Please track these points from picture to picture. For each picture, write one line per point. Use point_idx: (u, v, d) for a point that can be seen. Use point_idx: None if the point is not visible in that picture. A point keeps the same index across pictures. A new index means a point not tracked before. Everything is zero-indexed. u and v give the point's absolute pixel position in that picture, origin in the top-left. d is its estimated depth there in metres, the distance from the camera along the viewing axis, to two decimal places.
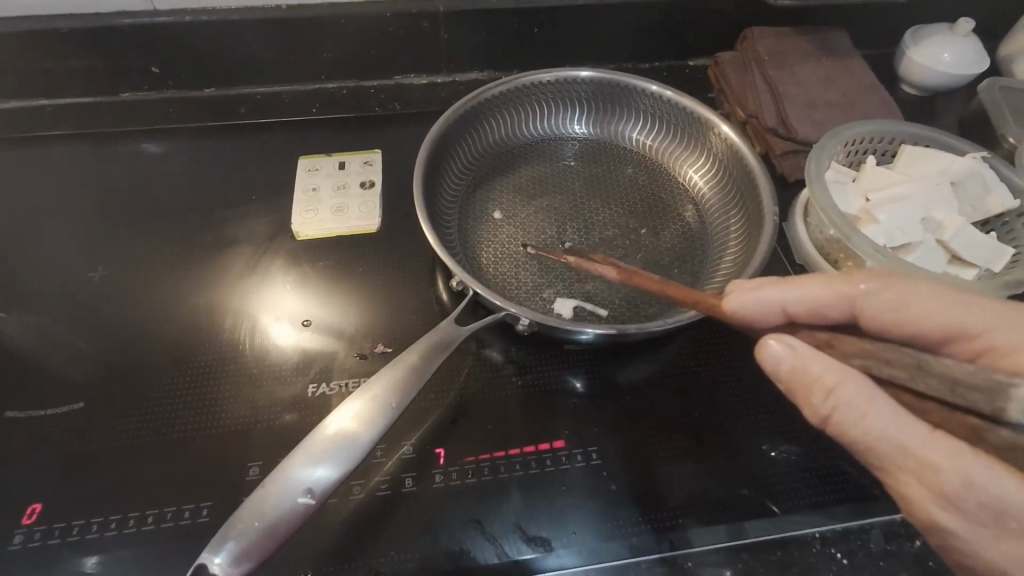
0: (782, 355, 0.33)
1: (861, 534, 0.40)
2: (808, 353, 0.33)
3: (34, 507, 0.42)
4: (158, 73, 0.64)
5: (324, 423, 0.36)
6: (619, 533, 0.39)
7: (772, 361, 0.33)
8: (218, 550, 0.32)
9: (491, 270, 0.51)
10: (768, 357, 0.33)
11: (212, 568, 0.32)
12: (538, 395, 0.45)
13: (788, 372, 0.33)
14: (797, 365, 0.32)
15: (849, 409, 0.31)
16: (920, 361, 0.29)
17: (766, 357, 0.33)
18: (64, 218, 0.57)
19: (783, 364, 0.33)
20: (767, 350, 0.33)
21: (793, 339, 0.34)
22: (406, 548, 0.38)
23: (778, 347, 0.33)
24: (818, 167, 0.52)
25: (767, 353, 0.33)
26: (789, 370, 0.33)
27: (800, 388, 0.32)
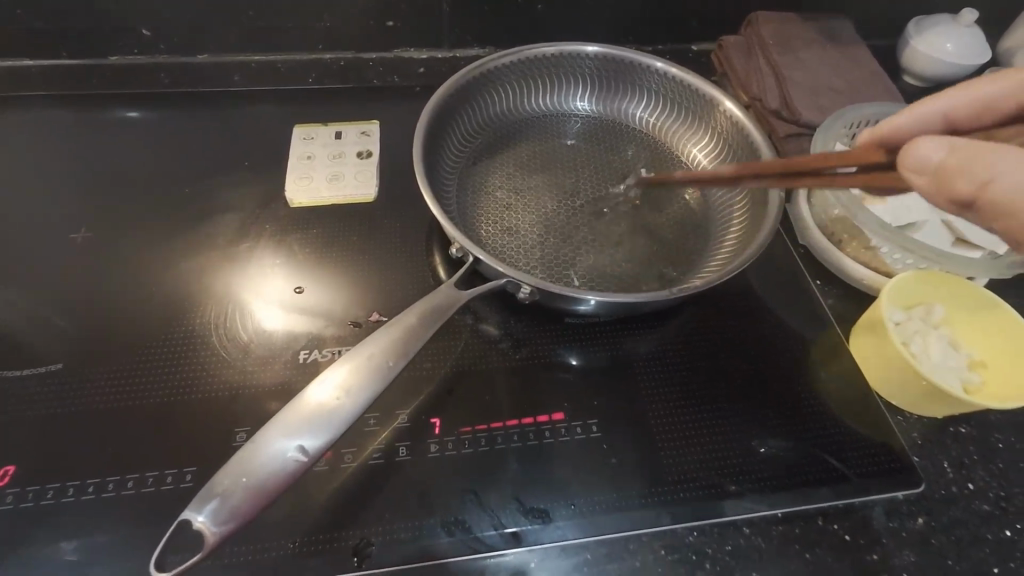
0: (935, 148, 0.31)
1: (864, 511, 0.38)
2: (960, 146, 0.31)
3: (8, 469, 0.40)
4: (148, 36, 0.62)
5: (310, 390, 0.34)
6: (617, 507, 0.38)
7: (927, 160, 0.30)
8: (202, 507, 0.31)
9: (491, 241, 0.50)
10: (918, 159, 0.31)
11: (196, 526, 0.30)
12: (536, 368, 0.44)
13: (949, 162, 0.30)
14: (953, 151, 0.30)
15: (998, 184, 0.30)
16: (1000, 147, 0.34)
17: (909, 161, 0.31)
18: (46, 181, 0.55)
19: (938, 153, 0.31)
20: (916, 150, 0.31)
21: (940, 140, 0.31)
22: (398, 517, 0.37)
23: (929, 139, 0.31)
24: (824, 148, 0.51)
25: (914, 155, 0.31)
26: (940, 166, 0.30)
27: (949, 177, 0.30)
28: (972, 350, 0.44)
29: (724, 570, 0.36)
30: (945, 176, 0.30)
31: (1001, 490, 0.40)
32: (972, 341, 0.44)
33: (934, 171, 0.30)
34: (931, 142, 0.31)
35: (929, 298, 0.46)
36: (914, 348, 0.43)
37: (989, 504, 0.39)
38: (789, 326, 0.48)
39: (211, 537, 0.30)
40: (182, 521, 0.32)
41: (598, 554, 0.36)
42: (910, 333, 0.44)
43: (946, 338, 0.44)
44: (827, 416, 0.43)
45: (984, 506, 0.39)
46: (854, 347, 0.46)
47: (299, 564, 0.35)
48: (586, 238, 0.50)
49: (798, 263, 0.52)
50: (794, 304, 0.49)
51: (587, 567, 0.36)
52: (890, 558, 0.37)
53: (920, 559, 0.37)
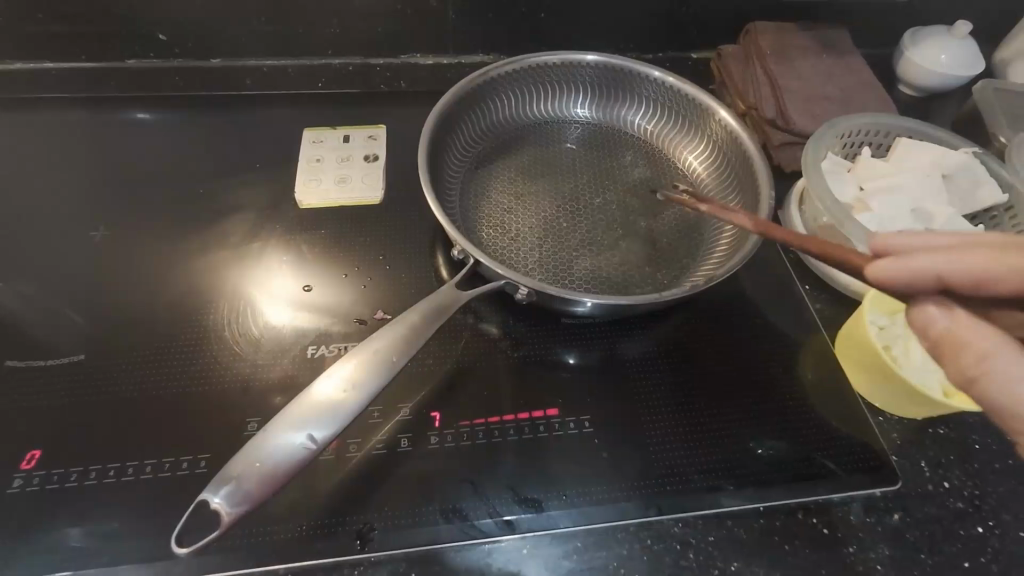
0: (940, 314, 0.29)
1: (842, 506, 0.40)
2: (970, 319, 0.29)
3: (34, 453, 0.42)
4: (164, 41, 0.64)
5: (320, 380, 0.36)
6: (607, 498, 0.40)
7: (927, 326, 0.29)
8: (218, 490, 0.33)
9: (491, 243, 0.51)
10: (919, 321, 0.30)
11: (213, 506, 0.33)
12: (533, 366, 0.46)
13: (945, 334, 0.29)
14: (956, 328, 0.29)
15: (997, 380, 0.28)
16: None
17: (914, 320, 0.30)
18: (67, 180, 0.57)
19: (940, 320, 0.29)
20: (919, 313, 0.30)
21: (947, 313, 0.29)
22: (398, 505, 0.39)
23: (933, 303, 0.29)
24: (815, 159, 0.52)
25: (918, 316, 0.30)
26: (938, 337, 0.29)
27: (946, 349, 0.29)
28: None
29: (706, 560, 0.38)
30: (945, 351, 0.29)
31: (975, 489, 0.42)
32: None
33: (933, 340, 0.29)
34: (939, 307, 0.29)
35: None
36: (896, 351, 0.45)
37: (962, 502, 0.41)
38: (777, 329, 0.50)
39: (226, 518, 0.33)
40: (198, 502, 0.35)
41: (588, 543, 0.38)
42: (893, 338, 0.46)
43: None
44: (811, 416, 0.45)
45: (958, 504, 0.41)
46: (839, 350, 0.48)
47: (305, 546, 0.37)
48: (583, 241, 0.52)
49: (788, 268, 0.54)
50: (782, 308, 0.51)
51: (577, 555, 0.38)
52: (866, 551, 0.39)
53: (894, 553, 0.39)
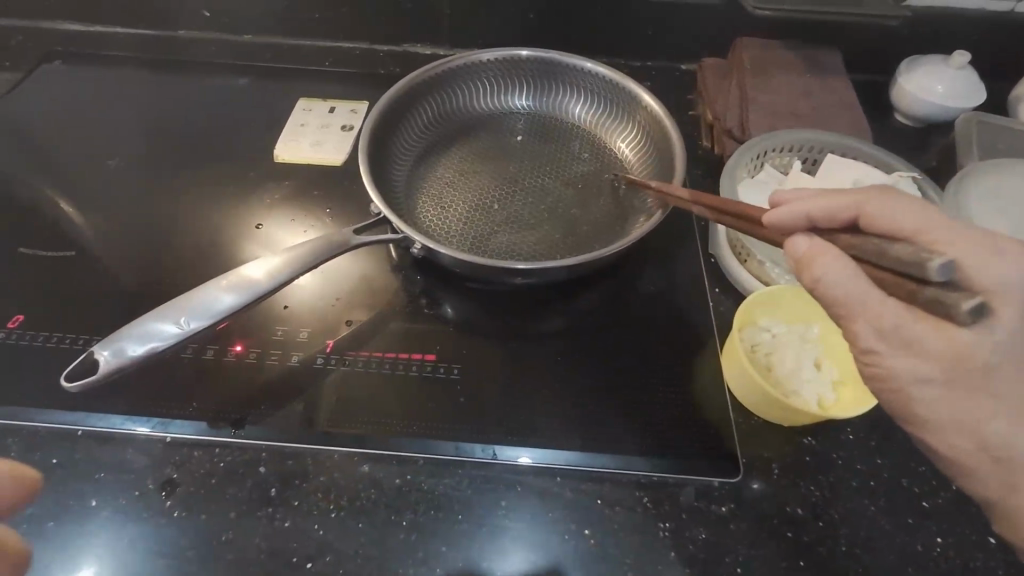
0: (804, 241, 0.35)
1: (675, 487, 0.42)
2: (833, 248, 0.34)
3: (19, 318, 0.51)
4: (208, 17, 0.76)
5: (243, 267, 0.44)
6: (453, 436, 0.44)
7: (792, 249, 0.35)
8: (106, 345, 0.40)
9: (423, 213, 0.57)
10: (789, 245, 0.36)
11: (98, 356, 0.40)
12: (426, 315, 0.51)
13: (806, 255, 0.35)
14: (816, 247, 0.35)
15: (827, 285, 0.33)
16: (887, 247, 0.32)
17: (787, 246, 0.36)
18: (108, 121, 0.69)
19: (802, 245, 0.35)
20: (791, 241, 0.36)
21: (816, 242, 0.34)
22: (273, 407, 0.45)
23: (797, 235, 0.36)
24: (738, 166, 0.53)
25: (790, 243, 0.36)
26: (800, 257, 0.35)
27: (804, 266, 0.35)
28: (834, 370, 0.46)
29: (527, 506, 0.41)
30: (801, 266, 0.35)
31: (819, 499, 0.42)
32: (836, 363, 0.46)
33: (797, 258, 0.35)
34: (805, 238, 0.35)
35: (806, 316, 0.48)
36: (775, 359, 0.46)
37: (801, 509, 0.41)
38: (673, 322, 0.51)
39: (103, 368, 0.40)
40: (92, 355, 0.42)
41: (425, 469, 0.43)
42: (775, 345, 0.47)
43: (811, 356, 0.46)
44: (677, 402, 0.46)
45: (795, 509, 0.41)
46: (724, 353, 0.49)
47: (190, 423, 0.44)
48: (506, 219, 0.57)
49: (703, 267, 0.55)
50: (686, 303, 0.53)
51: (412, 476, 0.42)
52: (681, 530, 0.40)
53: (711, 538, 0.40)
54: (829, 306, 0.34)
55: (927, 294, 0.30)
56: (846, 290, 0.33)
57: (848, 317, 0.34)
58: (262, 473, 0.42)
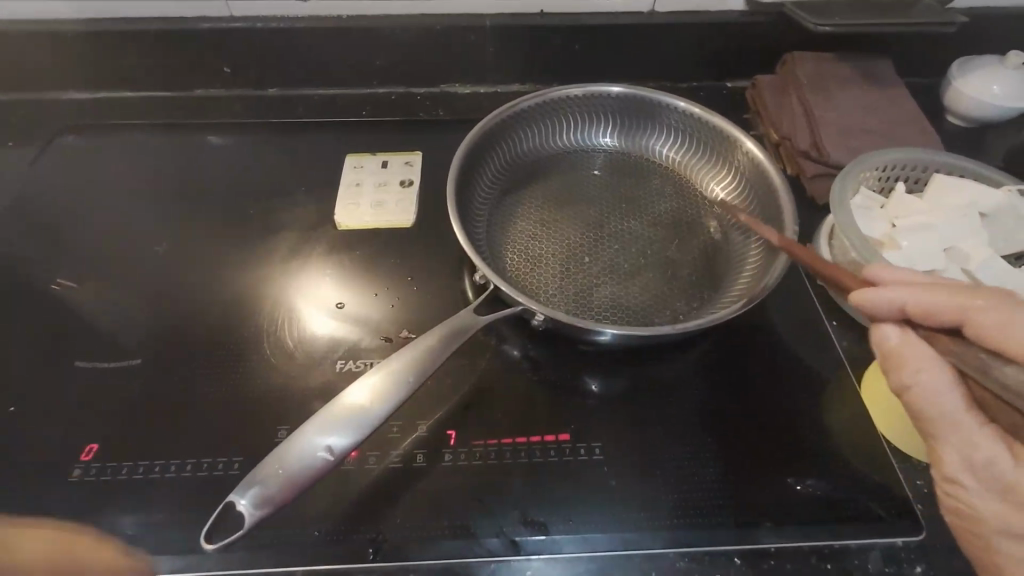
0: (895, 335, 0.35)
1: (860, 554, 0.41)
2: (925, 354, 0.34)
3: (92, 446, 0.46)
4: (229, 72, 0.70)
5: (345, 394, 0.40)
6: (614, 527, 0.41)
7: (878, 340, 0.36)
8: (244, 492, 0.37)
9: (515, 269, 0.53)
10: (876, 334, 0.36)
11: (239, 507, 0.36)
12: (549, 390, 0.47)
13: (896, 351, 0.35)
14: (905, 347, 0.35)
15: (911, 394, 0.35)
16: None
17: (874, 332, 0.36)
18: (136, 198, 0.63)
19: (892, 339, 0.35)
20: (878, 328, 0.36)
21: (911, 344, 0.35)
22: (412, 518, 0.41)
23: (890, 325, 0.35)
24: (845, 193, 0.51)
25: (877, 330, 0.36)
26: (888, 350, 0.36)
27: (894, 363, 0.35)
28: None
29: None
30: (889, 363, 0.36)
31: None
32: None
33: (885, 350, 0.36)
34: (893, 331, 0.35)
35: None
36: None
37: None
38: (802, 369, 0.49)
39: (248, 519, 0.36)
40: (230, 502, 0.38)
41: (591, 568, 0.40)
42: None
43: None
44: (831, 457, 0.45)
45: None
46: (865, 393, 0.47)
47: (322, 549, 0.40)
48: (606, 269, 0.53)
49: (815, 301, 0.53)
50: (809, 345, 0.51)
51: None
52: None
53: None
54: (917, 414, 0.35)
55: None
56: (931, 404, 0.34)
57: (934, 434, 0.35)
58: None
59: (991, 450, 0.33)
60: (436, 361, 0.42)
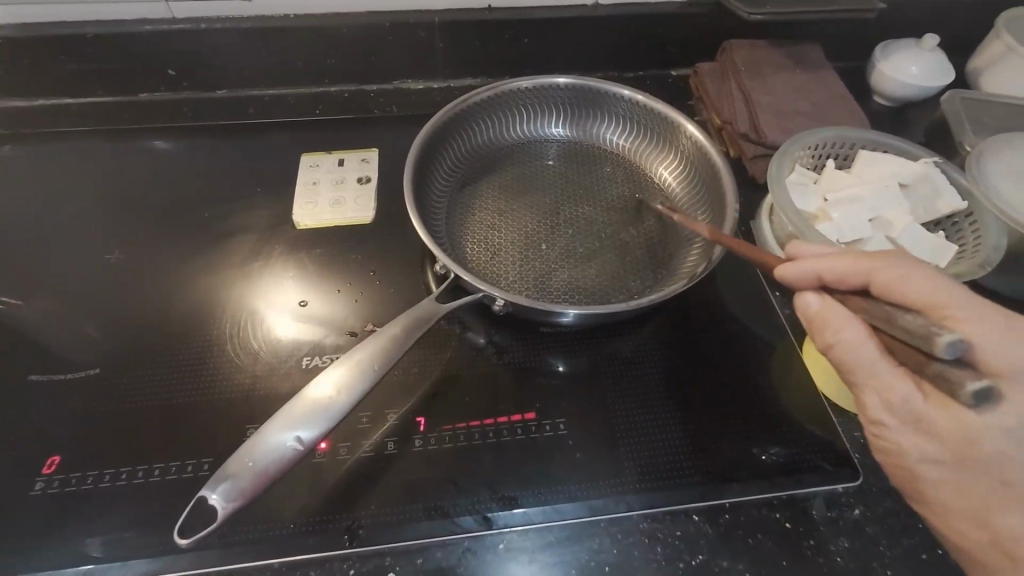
0: (816, 300, 0.38)
1: (806, 502, 0.44)
2: (844, 312, 0.37)
3: (54, 459, 0.45)
4: (174, 75, 0.68)
5: (310, 387, 0.40)
6: (581, 495, 0.43)
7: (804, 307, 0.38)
8: (215, 487, 0.37)
9: (474, 259, 0.55)
10: (800, 303, 0.39)
11: (210, 501, 0.36)
12: (514, 373, 0.49)
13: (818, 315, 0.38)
14: (825, 309, 0.37)
15: (837, 349, 0.37)
16: (891, 316, 0.34)
17: (798, 302, 0.39)
18: (84, 207, 0.62)
19: (814, 305, 0.38)
20: (801, 297, 0.39)
21: (833, 305, 0.37)
22: (386, 503, 0.42)
23: (810, 293, 0.38)
24: (781, 171, 0.55)
25: (800, 299, 0.39)
26: (814, 315, 0.38)
27: (818, 326, 0.38)
28: None
29: (672, 552, 0.42)
30: (814, 326, 0.38)
31: None
32: None
33: (811, 316, 0.38)
34: (813, 296, 0.38)
35: None
36: None
37: None
38: (749, 338, 0.53)
39: (220, 512, 0.36)
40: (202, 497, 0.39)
41: (560, 536, 0.42)
42: None
43: None
44: (777, 417, 0.48)
45: None
46: (808, 355, 0.51)
47: (297, 540, 0.41)
48: (563, 254, 0.55)
49: (759, 275, 0.57)
50: (756, 316, 0.54)
51: (553, 545, 0.41)
52: (828, 545, 0.42)
53: (853, 545, 0.43)
54: (842, 368, 0.37)
55: (931, 369, 0.31)
56: (854, 357, 0.36)
57: (860, 385, 0.37)
58: None
59: (909, 390, 0.35)
60: (399, 351, 0.43)
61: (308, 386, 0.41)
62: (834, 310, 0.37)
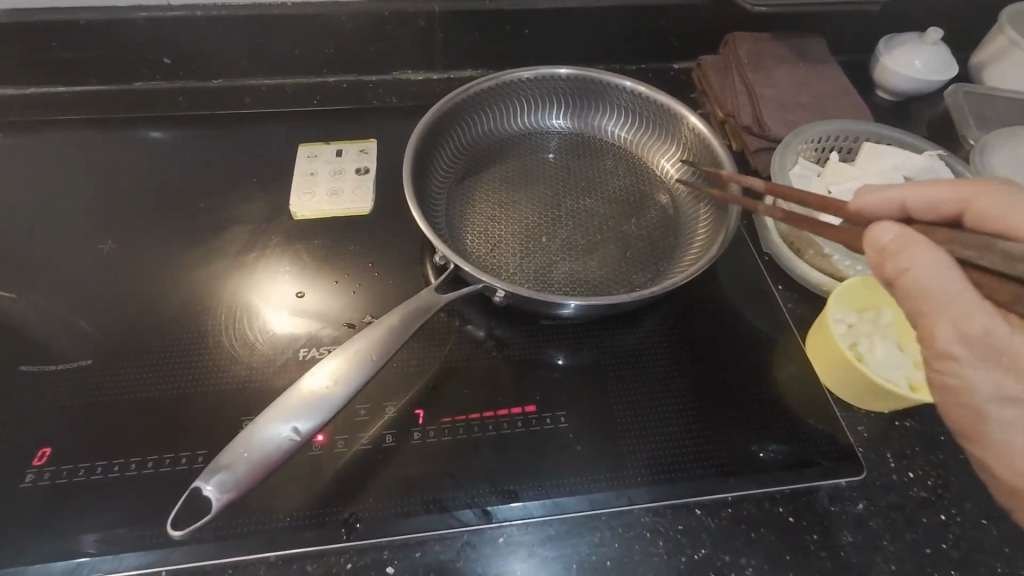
0: (890, 231, 0.35)
1: (809, 495, 0.44)
2: (921, 240, 0.34)
3: (45, 450, 0.45)
4: (169, 63, 0.67)
5: (305, 379, 0.40)
6: (582, 488, 0.43)
7: (876, 239, 0.35)
8: (209, 478, 0.36)
9: (474, 251, 0.54)
10: (871, 235, 0.36)
11: (204, 493, 0.36)
12: (513, 366, 0.48)
13: (892, 246, 0.35)
14: (901, 240, 0.34)
15: (910, 276, 0.34)
16: (988, 242, 0.34)
17: (868, 234, 0.36)
18: (77, 197, 0.61)
19: (887, 235, 0.35)
20: (874, 228, 0.36)
21: (910, 232, 0.35)
22: (384, 496, 0.42)
23: (885, 224, 0.36)
24: (784, 164, 0.55)
25: (872, 231, 0.36)
26: (884, 246, 0.35)
27: (884, 257, 0.35)
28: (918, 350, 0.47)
29: (674, 546, 0.41)
30: (885, 256, 0.35)
31: (937, 479, 0.45)
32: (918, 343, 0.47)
33: (880, 248, 0.35)
34: (889, 227, 0.35)
35: (879, 303, 0.50)
36: (862, 348, 0.47)
37: (926, 491, 0.45)
38: (752, 331, 0.52)
39: (215, 503, 0.36)
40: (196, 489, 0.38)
41: (561, 530, 0.41)
42: (858, 334, 0.48)
43: (894, 340, 0.48)
44: (779, 411, 0.48)
45: (921, 493, 0.44)
46: (809, 345, 0.50)
47: (293, 534, 0.40)
48: (563, 247, 0.55)
49: (761, 268, 0.56)
50: (759, 309, 0.54)
51: (553, 539, 0.41)
52: (830, 539, 0.42)
53: (857, 539, 0.42)
54: (910, 298, 0.35)
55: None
56: (927, 283, 0.34)
57: (929, 314, 0.35)
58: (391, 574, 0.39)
59: (991, 321, 0.33)
60: (396, 342, 0.43)
61: (303, 378, 0.41)
62: (912, 235, 0.34)
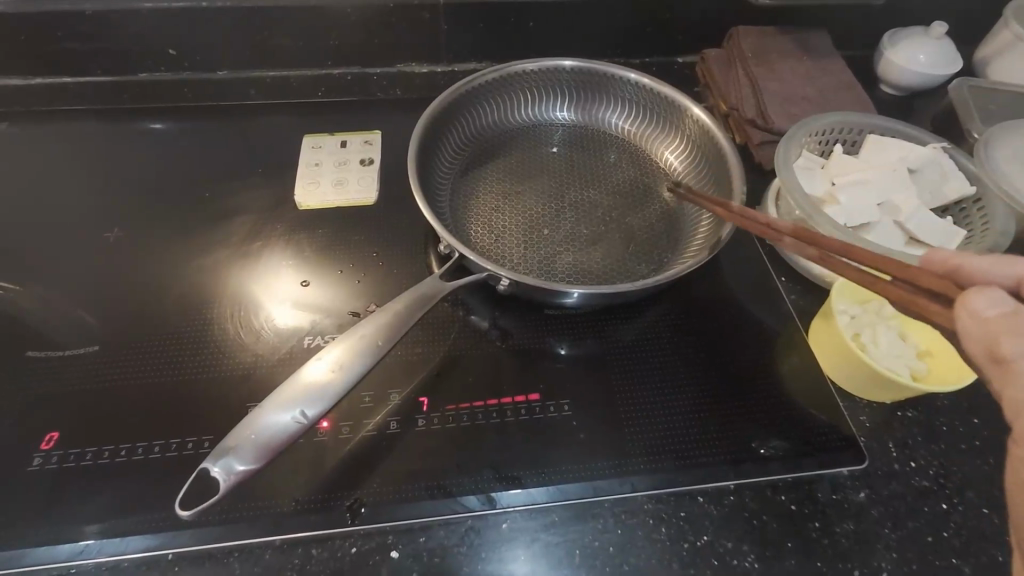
0: (992, 302, 0.28)
1: (810, 484, 0.44)
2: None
3: (53, 435, 0.45)
4: (174, 55, 0.67)
5: (308, 366, 0.40)
6: (585, 475, 0.43)
7: (975, 309, 0.28)
8: (216, 460, 0.37)
9: (479, 240, 0.54)
10: (969, 303, 0.28)
11: (212, 474, 0.36)
12: (517, 354, 0.49)
13: (995, 320, 0.28)
14: (1008, 315, 0.27)
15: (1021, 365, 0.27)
16: None
17: (968, 300, 0.28)
18: (82, 187, 0.61)
19: (991, 307, 0.28)
20: (974, 295, 0.28)
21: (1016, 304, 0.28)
22: (388, 482, 0.42)
23: (989, 292, 0.28)
24: (789, 155, 0.54)
25: (973, 297, 0.28)
26: (988, 319, 0.28)
27: (990, 331, 0.28)
28: (917, 340, 0.48)
29: (677, 533, 0.41)
30: (987, 332, 0.28)
31: (939, 468, 0.45)
32: (917, 333, 0.48)
33: (981, 321, 0.28)
34: (991, 297, 0.28)
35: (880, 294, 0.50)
36: (866, 338, 0.47)
37: (928, 480, 0.45)
38: (755, 322, 0.52)
39: (223, 485, 0.36)
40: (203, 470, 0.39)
41: (563, 516, 0.42)
42: (862, 325, 0.48)
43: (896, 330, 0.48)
44: (782, 401, 0.48)
45: (923, 482, 0.45)
46: (812, 340, 0.50)
47: (298, 518, 0.40)
48: (567, 237, 0.55)
49: (764, 260, 0.57)
50: (762, 301, 0.54)
51: (556, 525, 0.41)
52: (832, 527, 0.42)
53: (858, 527, 0.42)
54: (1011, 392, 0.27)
55: None
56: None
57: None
58: (395, 559, 0.40)
59: None
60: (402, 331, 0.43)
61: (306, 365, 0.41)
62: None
